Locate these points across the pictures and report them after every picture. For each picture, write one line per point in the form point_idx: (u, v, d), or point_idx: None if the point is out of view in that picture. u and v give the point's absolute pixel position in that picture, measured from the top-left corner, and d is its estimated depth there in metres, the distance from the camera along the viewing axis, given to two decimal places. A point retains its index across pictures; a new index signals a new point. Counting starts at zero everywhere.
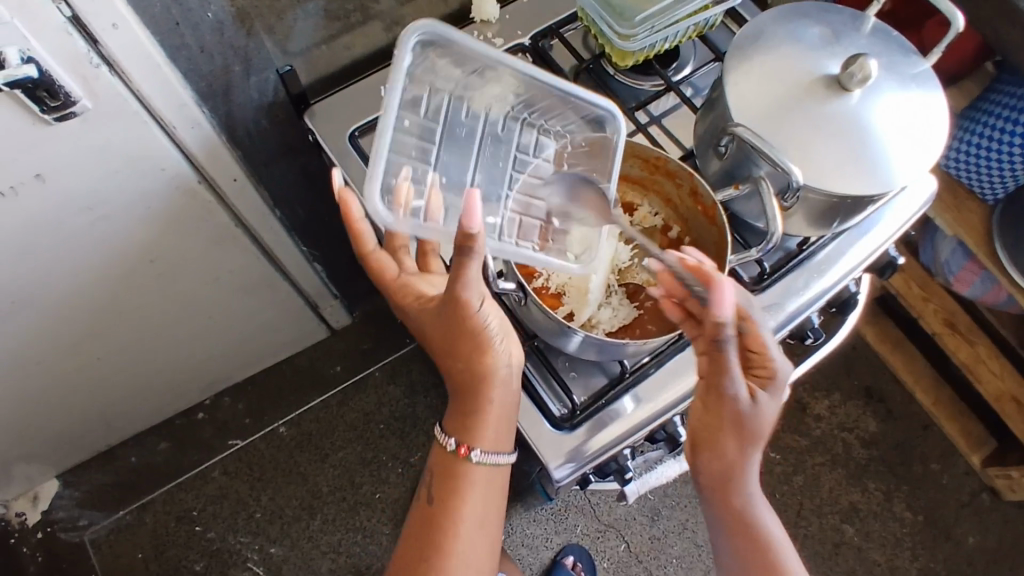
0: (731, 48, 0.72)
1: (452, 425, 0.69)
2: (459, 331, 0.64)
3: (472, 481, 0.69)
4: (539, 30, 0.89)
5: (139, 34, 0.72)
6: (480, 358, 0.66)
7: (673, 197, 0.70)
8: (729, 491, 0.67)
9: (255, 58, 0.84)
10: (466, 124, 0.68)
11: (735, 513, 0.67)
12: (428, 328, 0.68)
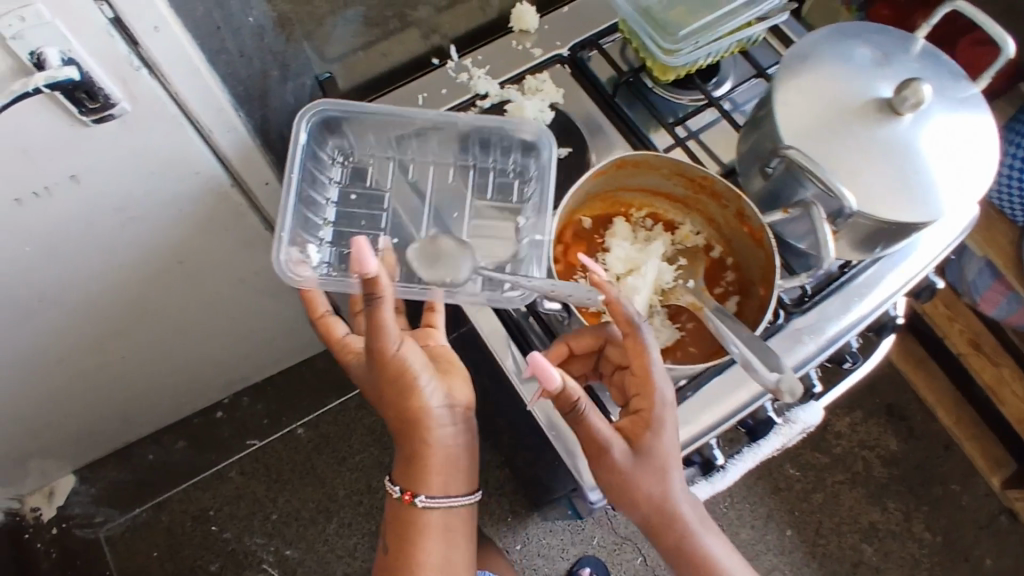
0: (779, 68, 0.71)
1: (400, 475, 0.76)
2: (389, 383, 0.70)
3: (425, 526, 0.76)
4: (578, 41, 0.88)
5: (182, 38, 0.71)
6: (412, 406, 0.72)
7: (717, 217, 0.69)
8: (668, 542, 0.63)
9: (293, 63, 0.84)
10: (416, 180, 0.83)
11: (684, 562, 0.63)
12: (367, 383, 0.74)
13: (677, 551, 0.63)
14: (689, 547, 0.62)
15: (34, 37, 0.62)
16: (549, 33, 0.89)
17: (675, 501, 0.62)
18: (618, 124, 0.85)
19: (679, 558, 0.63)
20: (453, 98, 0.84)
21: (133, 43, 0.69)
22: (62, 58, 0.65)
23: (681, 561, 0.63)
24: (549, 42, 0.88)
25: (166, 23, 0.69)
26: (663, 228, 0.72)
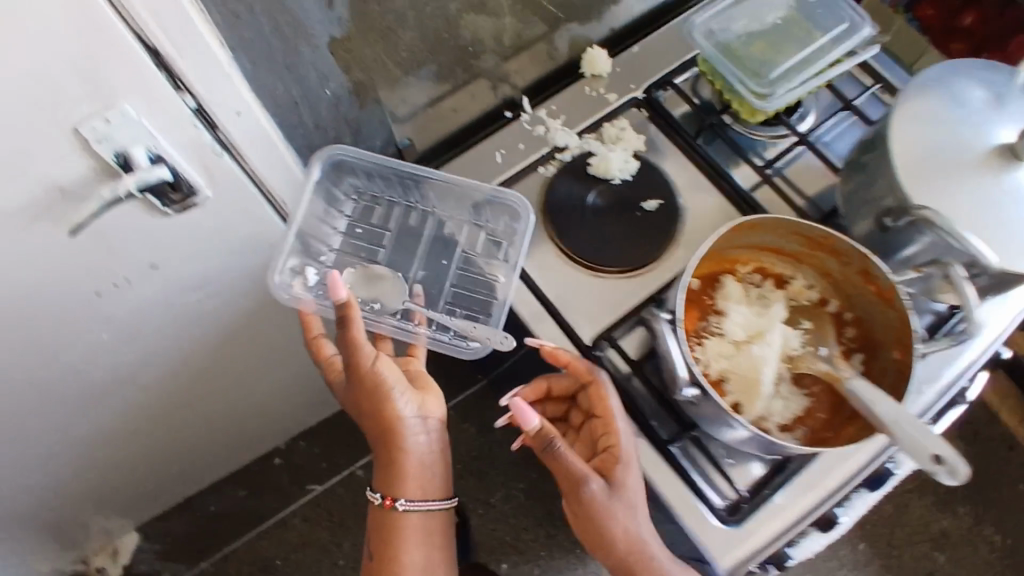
0: (890, 117, 0.68)
1: (383, 485, 0.79)
2: (370, 400, 0.76)
3: (407, 533, 0.80)
4: (654, 81, 0.85)
5: (261, 117, 0.68)
6: (392, 423, 0.77)
7: (835, 271, 0.67)
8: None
9: (365, 128, 0.81)
10: (419, 226, 0.86)
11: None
12: (352, 404, 0.79)
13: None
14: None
15: (121, 138, 0.59)
16: (622, 76, 0.86)
17: (644, 534, 0.65)
18: (703, 171, 0.81)
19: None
20: (531, 152, 0.82)
21: (215, 130, 0.66)
22: (147, 155, 0.62)
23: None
24: (623, 85, 0.85)
25: (247, 106, 0.66)
26: (773, 283, 0.70)
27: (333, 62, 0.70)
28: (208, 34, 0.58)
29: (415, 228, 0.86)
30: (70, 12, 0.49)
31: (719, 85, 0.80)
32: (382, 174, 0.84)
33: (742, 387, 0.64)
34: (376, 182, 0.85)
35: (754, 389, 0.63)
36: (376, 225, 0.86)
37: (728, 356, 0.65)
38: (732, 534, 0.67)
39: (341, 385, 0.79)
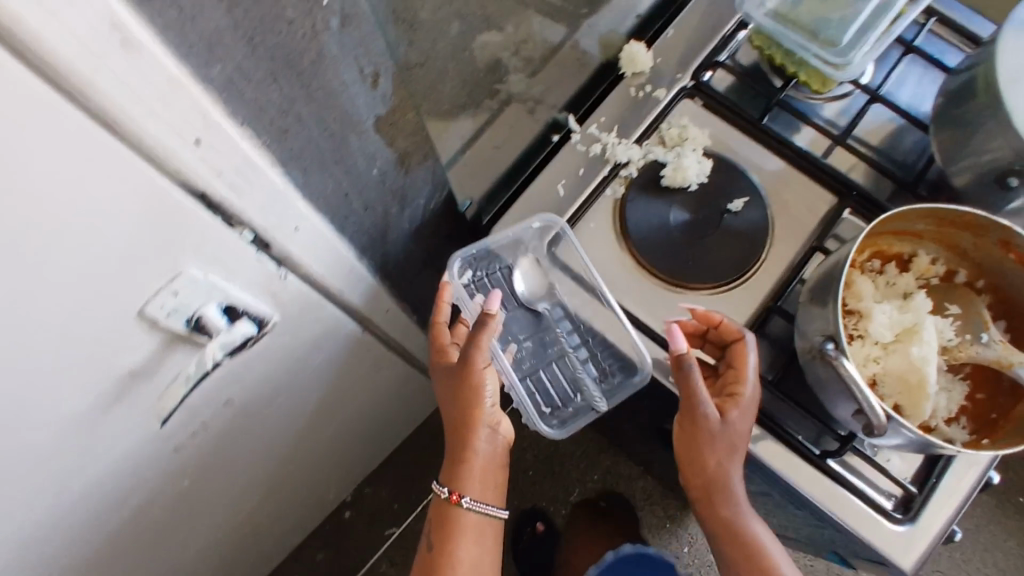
0: (998, 71, 0.64)
1: (448, 475, 0.78)
2: (461, 401, 0.74)
3: (465, 524, 0.78)
4: (699, 64, 0.78)
5: (314, 220, 0.60)
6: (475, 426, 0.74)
7: (965, 243, 0.63)
8: (728, 531, 0.70)
9: (411, 191, 0.73)
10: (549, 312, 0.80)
11: (739, 550, 0.70)
12: (443, 396, 0.77)
13: (736, 544, 0.70)
14: (749, 541, 0.70)
15: (190, 304, 0.50)
16: (663, 66, 0.79)
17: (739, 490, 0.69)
18: (778, 152, 0.76)
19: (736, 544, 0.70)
20: (593, 175, 0.76)
21: (270, 252, 0.57)
22: (217, 308, 0.53)
23: (733, 548, 0.70)
24: (667, 75, 0.78)
25: (301, 215, 0.57)
26: (895, 266, 0.66)
27: (380, 139, 0.61)
28: (260, 159, 0.49)
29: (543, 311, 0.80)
30: (123, 197, 0.40)
31: (779, 57, 0.73)
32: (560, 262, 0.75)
33: (900, 387, 0.61)
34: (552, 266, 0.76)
35: (920, 392, 0.60)
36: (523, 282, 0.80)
37: (879, 360, 0.62)
38: (909, 532, 0.66)
39: (440, 378, 0.76)
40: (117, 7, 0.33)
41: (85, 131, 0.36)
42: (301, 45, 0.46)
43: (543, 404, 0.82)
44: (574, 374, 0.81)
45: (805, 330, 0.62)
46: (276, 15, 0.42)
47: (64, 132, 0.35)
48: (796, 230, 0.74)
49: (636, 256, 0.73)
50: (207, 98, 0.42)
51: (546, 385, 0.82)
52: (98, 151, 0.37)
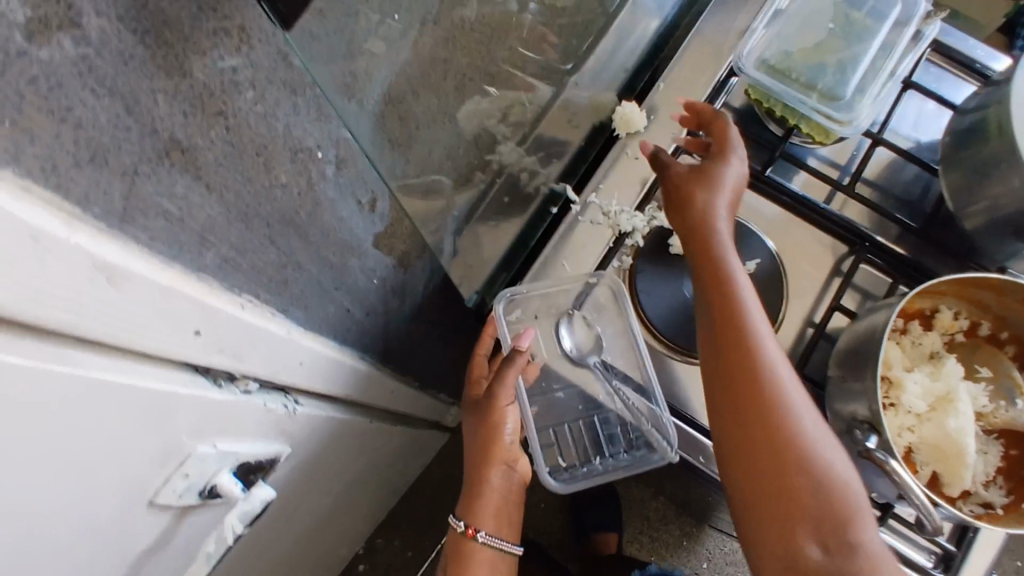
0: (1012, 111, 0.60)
1: (462, 506, 0.74)
2: (482, 427, 0.72)
3: (480, 559, 0.73)
4: None
5: (317, 347, 0.56)
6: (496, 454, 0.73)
7: (987, 299, 0.61)
8: (740, 383, 0.53)
9: (410, 284, 0.69)
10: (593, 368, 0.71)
11: (749, 416, 0.52)
12: (468, 424, 0.76)
13: (752, 404, 0.52)
14: (770, 410, 0.52)
15: (201, 476, 0.47)
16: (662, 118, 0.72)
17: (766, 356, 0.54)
18: (783, 204, 0.73)
19: (746, 407, 0.52)
20: (598, 247, 0.71)
21: (275, 391, 0.54)
22: (230, 470, 0.50)
23: (744, 409, 0.52)
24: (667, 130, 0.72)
25: (304, 348, 0.53)
26: (919, 325, 0.64)
27: (378, 254, 0.58)
28: (263, 317, 0.46)
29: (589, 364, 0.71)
30: (124, 416, 0.36)
31: (779, 111, 0.68)
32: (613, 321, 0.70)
33: (935, 455, 0.60)
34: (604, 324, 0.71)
35: (959, 463, 0.59)
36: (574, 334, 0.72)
37: (913, 429, 0.60)
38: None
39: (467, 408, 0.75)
40: (95, 246, 0.29)
41: (84, 380, 0.31)
42: (295, 201, 0.42)
43: (558, 456, 0.72)
44: (600, 437, 0.72)
45: (839, 410, 0.60)
46: (269, 185, 0.38)
47: (56, 393, 0.30)
48: (809, 286, 0.71)
49: (651, 329, 0.69)
50: (200, 283, 0.38)
51: (567, 441, 0.72)
52: (93, 390, 0.32)
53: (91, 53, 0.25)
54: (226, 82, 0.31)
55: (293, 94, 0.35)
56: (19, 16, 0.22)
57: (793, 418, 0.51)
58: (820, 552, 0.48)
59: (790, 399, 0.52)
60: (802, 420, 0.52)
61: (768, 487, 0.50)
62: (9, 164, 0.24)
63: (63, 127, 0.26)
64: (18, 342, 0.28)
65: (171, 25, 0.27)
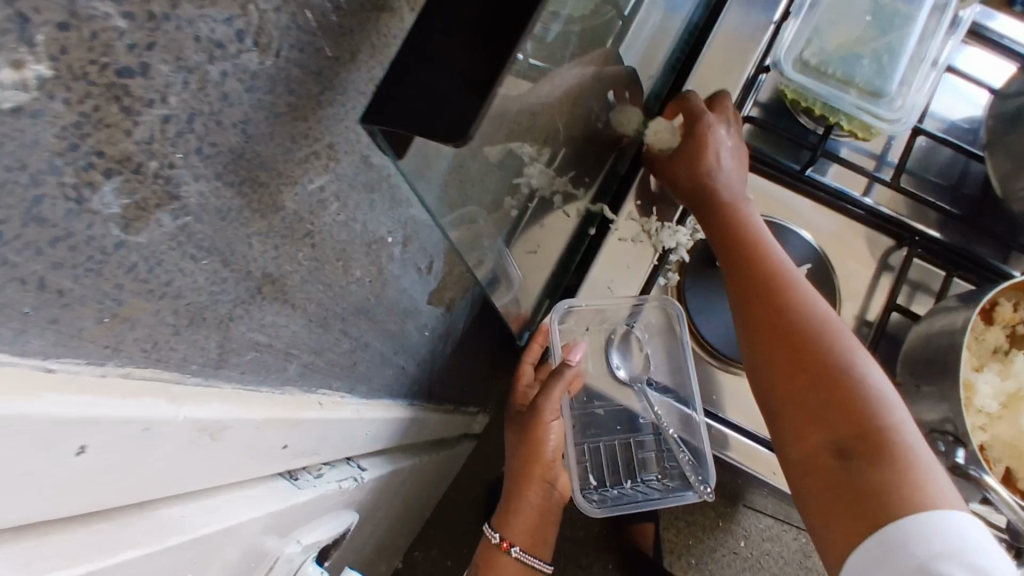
0: None
1: (499, 516, 0.67)
2: (523, 440, 0.66)
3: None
4: None
5: (381, 414, 0.53)
6: (538, 462, 0.65)
7: None
8: (758, 307, 0.48)
9: (453, 323, 0.67)
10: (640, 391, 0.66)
11: (772, 341, 0.46)
12: (511, 433, 0.69)
13: (774, 319, 0.46)
14: (794, 322, 0.45)
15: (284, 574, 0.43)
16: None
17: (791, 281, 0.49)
18: (816, 198, 0.69)
19: (768, 325, 0.46)
20: (641, 267, 0.66)
21: (345, 465, 0.53)
22: (313, 560, 0.47)
23: (768, 337, 0.46)
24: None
25: (371, 420, 0.50)
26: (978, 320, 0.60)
27: (430, 307, 0.55)
28: (337, 407, 0.43)
29: (637, 387, 0.67)
30: (225, 554, 0.34)
31: (820, 109, 0.66)
32: (665, 342, 0.66)
33: (1011, 453, 0.57)
34: (657, 343, 0.66)
35: None
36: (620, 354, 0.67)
37: (986, 428, 0.57)
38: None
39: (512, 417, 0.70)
40: (200, 411, 0.26)
41: (190, 542, 0.29)
42: (366, 289, 0.39)
43: (588, 475, 0.67)
44: (634, 459, 0.67)
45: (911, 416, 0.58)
46: (344, 284, 0.35)
47: (164, 564, 0.28)
48: (859, 284, 0.68)
49: (704, 344, 0.65)
50: (285, 395, 0.35)
51: (600, 461, 0.68)
52: (199, 546, 0.30)
53: (190, 221, 0.21)
54: (314, 204, 0.28)
55: (371, 191, 0.33)
56: (114, 208, 0.18)
57: (825, 334, 0.44)
58: (856, 462, 0.39)
59: (822, 318, 0.46)
60: (837, 342, 0.44)
61: (801, 414, 0.43)
62: (109, 357, 0.21)
63: (162, 303, 0.22)
64: (128, 529, 0.26)
65: (265, 165, 0.23)
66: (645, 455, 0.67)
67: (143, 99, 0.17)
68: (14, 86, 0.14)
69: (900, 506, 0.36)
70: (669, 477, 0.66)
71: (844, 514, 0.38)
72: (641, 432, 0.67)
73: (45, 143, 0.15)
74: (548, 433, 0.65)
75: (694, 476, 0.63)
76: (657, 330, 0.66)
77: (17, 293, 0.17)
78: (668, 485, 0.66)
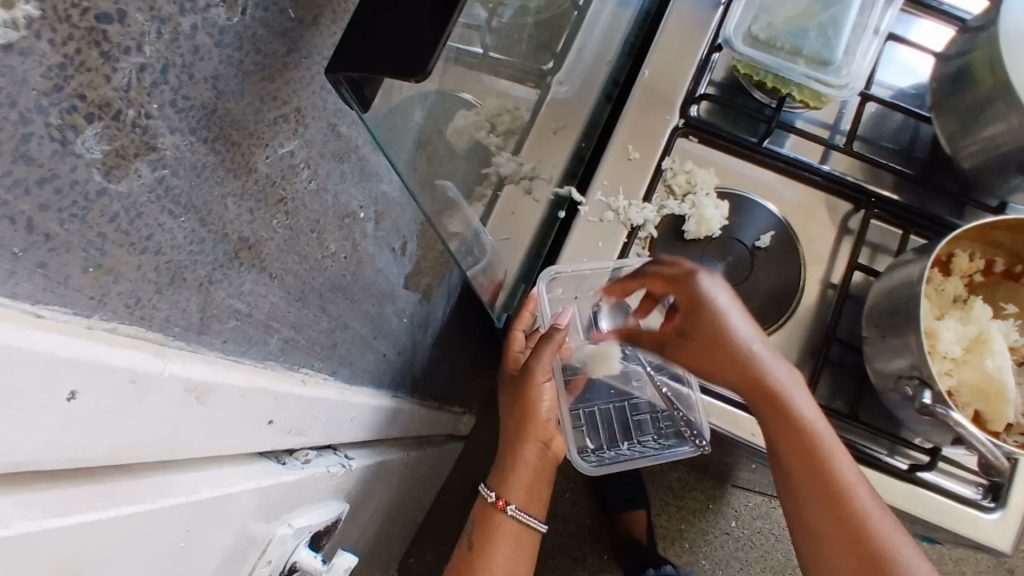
0: (1000, 48, 0.59)
1: (494, 474, 0.65)
2: (517, 400, 0.65)
3: (505, 536, 0.63)
4: (685, 99, 0.71)
5: (365, 401, 0.54)
6: (534, 421, 0.64)
7: (1001, 238, 0.62)
8: (823, 505, 0.47)
9: (431, 312, 0.68)
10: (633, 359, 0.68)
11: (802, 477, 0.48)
12: (505, 398, 0.68)
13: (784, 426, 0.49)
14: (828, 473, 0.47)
15: (282, 558, 0.44)
16: (648, 106, 0.71)
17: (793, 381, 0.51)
18: (776, 169, 0.71)
19: (806, 479, 0.48)
20: (612, 244, 0.68)
21: (334, 452, 0.53)
22: (305, 544, 0.47)
23: (834, 531, 0.46)
24: (656, 117, 0.71)
25: (356, 404, 0.51)
26: (938, 271, 0.64)
27: (408, 292, 0.56)
28: (322, 389, 0.44)
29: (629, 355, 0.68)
30: (219, 525, 0.35)
31: (772, 81, 0.68)
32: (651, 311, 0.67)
33: (977, 395, 0.59)
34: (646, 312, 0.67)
35: (1001, 406, 0.57)
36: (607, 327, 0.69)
37: (952, 373, 0.59)
38: (1002, 520, 0.60)
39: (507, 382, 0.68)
40: (185, 368, 0.27)
41: (182, 505, 0.30)
42: (343, 266, 0.40)
43: (585, 439, 0.69)
44: (630, 423, 0.69)
45: (881, 367, 0.60)
46: (321, 258, 0.37)
47: (159, 525, 0.29)
48: (823, 249, 0.70)
49: None
50: (268, 370, 0.36)
51: (596, 424, 0.69)
52: (192, 510, 0.31)
53: (167, 174, 0.23)
54: (285, 168, 0.29)
55: (341, 162, 0.34)
56: (96, 153, 0.20)
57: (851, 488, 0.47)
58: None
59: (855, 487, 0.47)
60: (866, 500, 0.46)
61: None
62: (95, 310, 0.22)
63: (143, 258, 0.23)
64: (121, 489, 0.27)
65: (236, 124, 0.25)
66: (640, 418, 0.69)
67: (120, 46, 0.19)
68: (5, 25, 0.16)
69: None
70: (666, 437, 0.67)
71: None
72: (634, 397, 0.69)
73: (30, 82, 0.17)
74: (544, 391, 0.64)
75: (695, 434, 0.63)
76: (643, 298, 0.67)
77: (9, 230, 0.18)
78: (664, 445, 0.67)
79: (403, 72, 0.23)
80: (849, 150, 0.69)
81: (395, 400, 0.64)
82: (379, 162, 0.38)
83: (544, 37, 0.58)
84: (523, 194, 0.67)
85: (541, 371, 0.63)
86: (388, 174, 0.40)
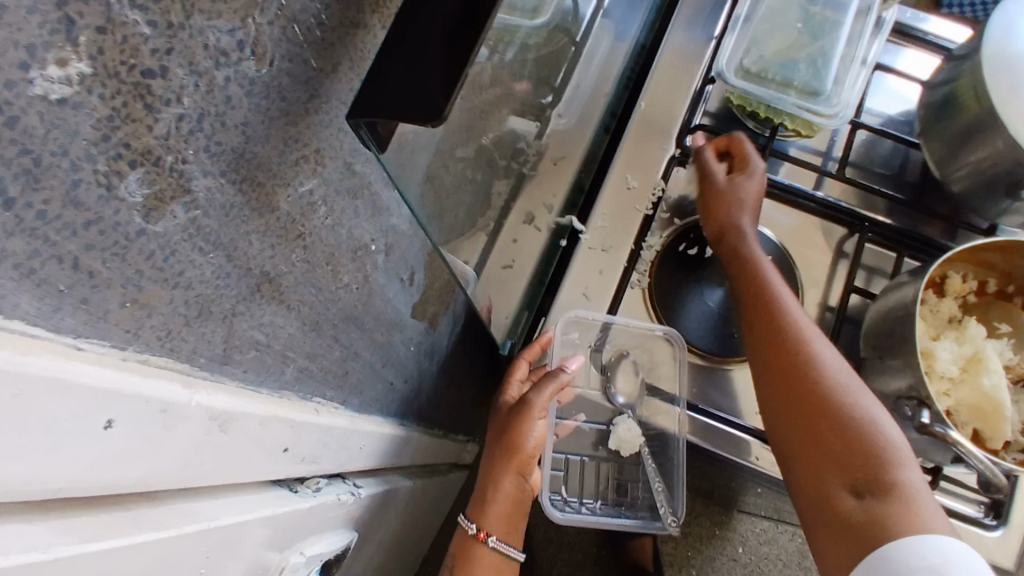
0: (989, 79, 0.60)
1: (474, 504, 0.64)
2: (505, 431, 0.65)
3: (485, 569, 0.62)
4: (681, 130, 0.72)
5: (375, 429, 0.55)
6: (520, 448, 0.63)
7: (993, 259, 0.64)
8: (787, 357, 0.51)
9: (436, 341, 0.70)
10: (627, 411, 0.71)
11: (779, 349, 0.52)
12: (494, 426, 0.68)
13: (786, 345, 0.52)
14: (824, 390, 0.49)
15: None
16: (645, 136, 0.72)
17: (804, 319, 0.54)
18: (771, 196, 0.72)
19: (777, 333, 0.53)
20: (614, 272, 0.68)
21: (342, 479, 0.54)
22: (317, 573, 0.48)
23: (789, 376, 0.50)
24: (654, 148, 0.72)
25: (365, 433, 0.52)
26: (933, 293, 0.66)
27: (415, 320, 0.57)
28: (335, 418, 0.45)
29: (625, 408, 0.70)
30: (236, 552, 0.36)
31: (765, 112, 0.69)
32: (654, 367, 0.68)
33: (975, 414, 0.59)
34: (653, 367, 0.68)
35: (999, 424, 0.58)
36: (608, 373, 0.71)
37: (950, 393, 0.60)
38: (1004, 537, 0.61)
39: (499, 414, 0.68)
40: (211, 399, 0.28)
41: (203, 532, 0.31)
42: (355, 296, 0.42)
43: (562, 487, 0.70)
44: (610, 483, 0.71)
45: (879, 387, 0.61)
46: (335, 289, 0.38)
47: (183, 552, 0.30)
48: (819, 272, 0.72)
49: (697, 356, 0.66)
50: (284, 400, 0.37)
51: (576, 474, 0.71)
52: (213, 537, 0.32)
53: (199, 215, 0.24)
54: (304, 206, 0.31)
55: (354, 198, 0.35)
56: (137, 197, 0.21)
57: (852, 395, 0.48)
58: (865, 499, 0.44)
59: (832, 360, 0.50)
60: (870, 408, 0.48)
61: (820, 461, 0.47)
62: (130, 342, 0.24)
63: (175, 293, 0.25)
64: (148, 516, 0.28)
65: (262, 166, 0.26)
66: (618, 480, 0.71)
67: (162, 98, 0.20)
68: (60, 81, 0.17)
69: (901, 532, 0.41)
70: (638, 503, 0.70)
71: (848, 545, 0.43)
72: (628, 460, 0.70)
73: (82, 133, 0.18)
74: (539, 428, 0.63)
75: (668, 510, 0.69)
76: (649, 354, 0.68)
77: (57, 269, 0.20)
78: (632, 510, 0.70)
79: (419, 117, 0.24)
80: (841, 176, 0.71)
81: (399, 427, 0.65)
82: (390, 197, 0.40)
83: (544, 73, 0.60)
84: (525, 224, 0.69)
85: (536, 406, 0.63)
86: (399, 208, 0.42)
